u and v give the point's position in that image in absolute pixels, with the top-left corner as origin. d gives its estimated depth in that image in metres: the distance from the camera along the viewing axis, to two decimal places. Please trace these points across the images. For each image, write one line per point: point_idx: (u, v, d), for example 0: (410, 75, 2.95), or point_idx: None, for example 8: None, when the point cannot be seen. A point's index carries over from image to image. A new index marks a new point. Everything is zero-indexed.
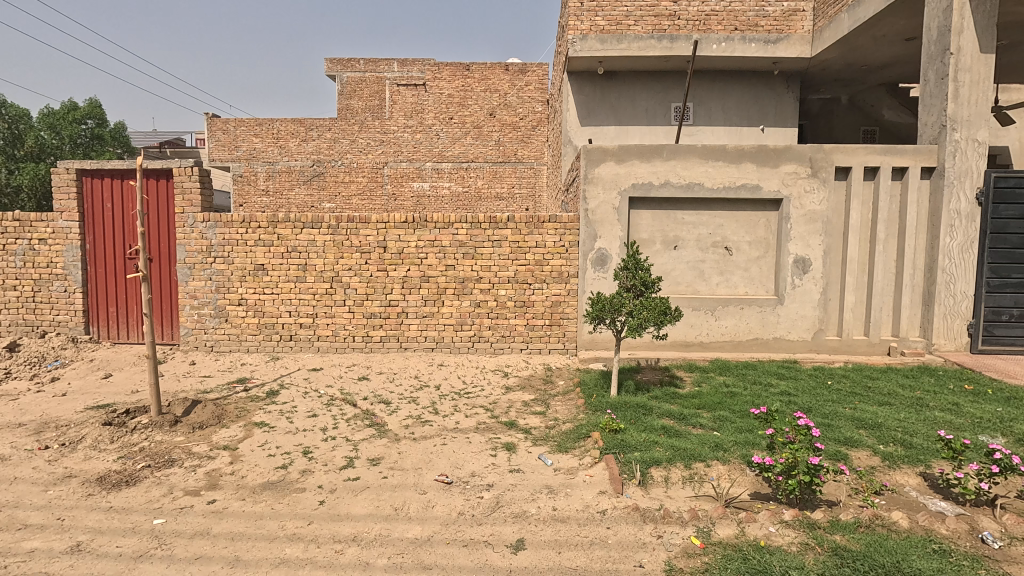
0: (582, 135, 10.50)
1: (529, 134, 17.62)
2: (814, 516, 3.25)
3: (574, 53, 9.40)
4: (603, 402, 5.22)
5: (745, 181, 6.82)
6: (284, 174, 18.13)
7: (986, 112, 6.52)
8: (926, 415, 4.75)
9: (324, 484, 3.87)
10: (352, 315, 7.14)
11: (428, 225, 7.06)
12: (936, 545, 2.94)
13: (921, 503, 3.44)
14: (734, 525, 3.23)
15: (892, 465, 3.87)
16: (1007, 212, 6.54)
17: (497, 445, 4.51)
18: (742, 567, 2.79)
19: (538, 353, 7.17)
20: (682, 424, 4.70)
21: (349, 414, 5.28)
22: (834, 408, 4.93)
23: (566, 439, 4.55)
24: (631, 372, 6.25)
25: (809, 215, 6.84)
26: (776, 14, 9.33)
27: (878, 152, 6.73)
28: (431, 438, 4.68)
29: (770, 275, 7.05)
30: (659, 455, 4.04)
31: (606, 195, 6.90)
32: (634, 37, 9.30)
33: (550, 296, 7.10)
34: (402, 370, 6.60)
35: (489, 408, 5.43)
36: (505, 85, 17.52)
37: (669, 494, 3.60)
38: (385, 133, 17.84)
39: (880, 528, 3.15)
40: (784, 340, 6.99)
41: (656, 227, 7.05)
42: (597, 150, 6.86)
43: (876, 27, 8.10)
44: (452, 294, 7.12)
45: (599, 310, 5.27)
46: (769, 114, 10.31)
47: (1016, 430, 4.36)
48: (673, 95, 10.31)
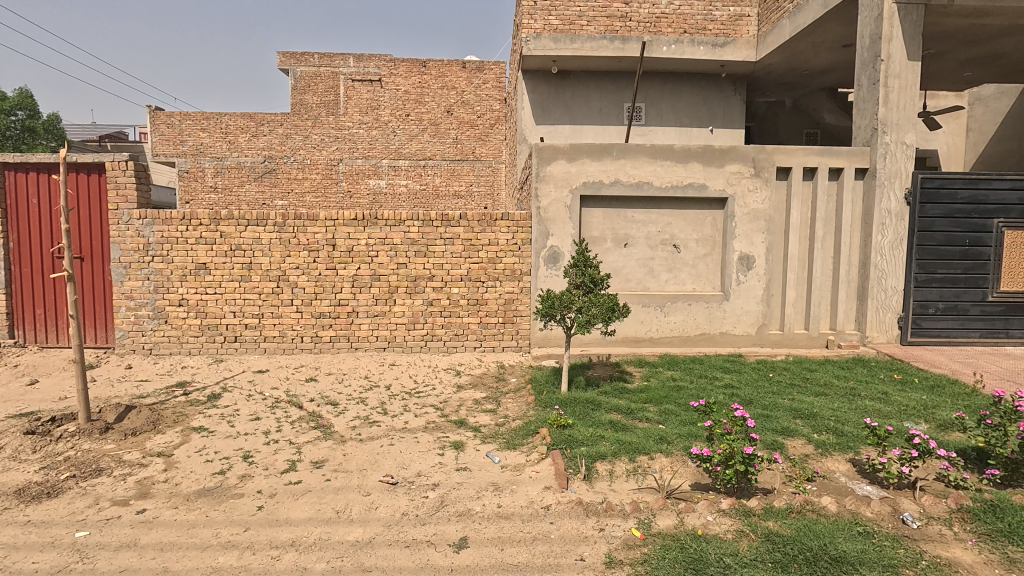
0: (536, 133, 10.53)
1: (486, 132, 17.62)
2: (749, 504, 3.36)
3: (528, 51, 9.40)
4: (553, 398, 5.24)
5: (691, 180, 6.99)
6: (233, 170, 17.50)
7: (913, 117, 6.89)
8: (857, 404, 4.99)
9: (263, 488, 3.75)
10: (301, 316, 6.96)
11: (378, 222, 6.92)
12: (860, 528, 3.09)
13: (849, 487, 3.60)
14: (674, 516, 3.30)
15: (824, 452, 4.04)
16: (932, 211, 6.93)
17: (446, 444, 4.48)
18: (680, 556, 2.85)
19: (491, 352, 7.17)
20: (629, 417, 4.79)
21: (293, 416, 5.14)
22: (773, 399, 5.11)
23: (515, 436, 4.56)
24: (582, 368, 6.32)
25: (752, 213, 7.06)
26: (722, 19, 9.61)
27: (816, 153, 7.01)
28: (378, 439, 4.60)
29: (716, 272, 7.25)
30: (604, 449, 4.09)
31: (558, 193, 6.95)
32: (586, 37, 9.38)
33: (502, 294, 7.11)
34: (351, 371, 6.47)
35: (439, 407, 5.39)
36: (462, 83, 17.45)
37: (613, 487, 3.66)
38: (340, 129, 17.48)
39: (810, 513, 3.28)
40: (729, 334, 7.21)
41: (607, 225, 7.14)
42: (549, 148, 6.89)
43: (815, 33, 8.43)
44: (403, 292, 7.02)
45: (549, 307, 5.28)
46: (718, 115, 10.59)
47: (938, 415, 4.63)
48: (625, 95, 10.48)
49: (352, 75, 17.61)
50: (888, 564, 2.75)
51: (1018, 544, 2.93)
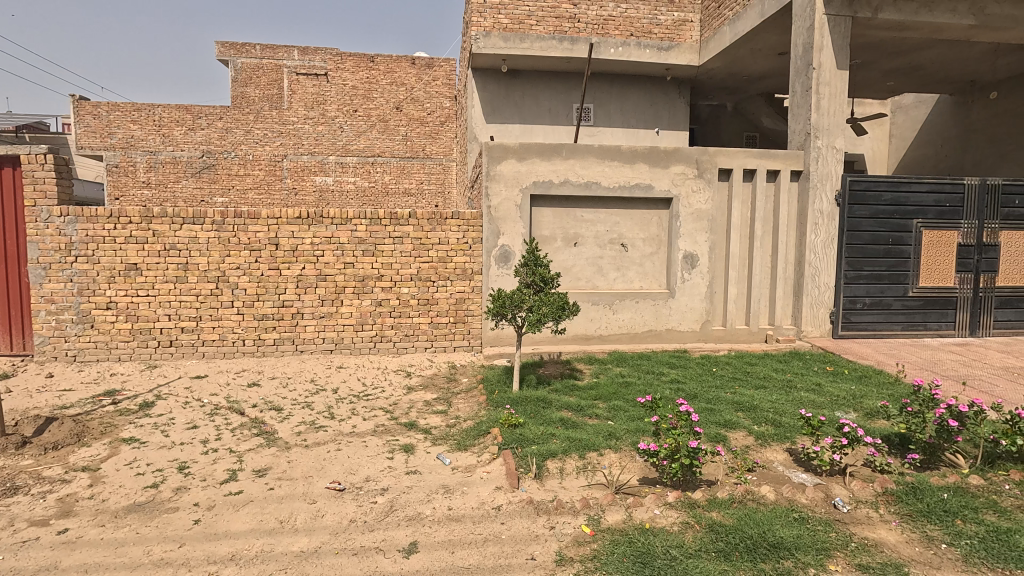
0: (486, 132, 10.49)
1: (437, 129, 17.45)
2: (693, 496, 3.46)
3: (477, 49, 9.35)
4: (504, 398, 5.24)
5: (638, 181, 7.15)
6: (167, 164, 16.60)
7: (842, 122, 7.29)
8: (794, 396, 5.24)
9: (200, 501, 3.57)
10: (242, 318, 6.67)
11: (324, 221, 6.71)
12: (796, 514, 3.24)
13: (786, 476, 3.77)
14: (622, 511, 3.36)
15: (763, 443, 4.22)
16: (860, 212, 7.35)
17: (395, 447, 4.40)
18: (628, 550, 2.90)
19: (442, 351, 7.11)
20: (579, 415, 4.86)
21: (234, 423, 4.92)
22: (716, 393, 5.30)
23: (466, 437, 4.53)
24: (534, 367, 6.36)
25: (696, 213, 7.29)
26: (667, 23, 9.87)
27: (754, 156, 7.32)
28: (325, 445, 4.47)
29: (662, 270, 7.45)
30: (555, 447, 4.13)
31: (509, 191, 6.95)
32: (535, 37, 9.43)
33: (454, 293, 7.06)
34: (297, 374, 6.25)
35: (388, 410, 5.30)
36: (411, 79, 17.23)
37: (563, 485, 3.69)
38: (284, 124, 16.90)
39: (750, 502, 3.41)
40: (675, 331, 7.41)
41: (557, 225, 7.20)
42: (499, 147, 6.88)
43: (753, 41, 8.78)
44: (351, 293, 6.84)
45: (500, 306, 5.25)
46: (663, 117, 10.88)
47: (865, 404, 4.92)
48: (574, 96, 10.61)
49: (297, 69, 16.98)
50: (822, 547, 2.90)
51: (936, 522, 3.14)
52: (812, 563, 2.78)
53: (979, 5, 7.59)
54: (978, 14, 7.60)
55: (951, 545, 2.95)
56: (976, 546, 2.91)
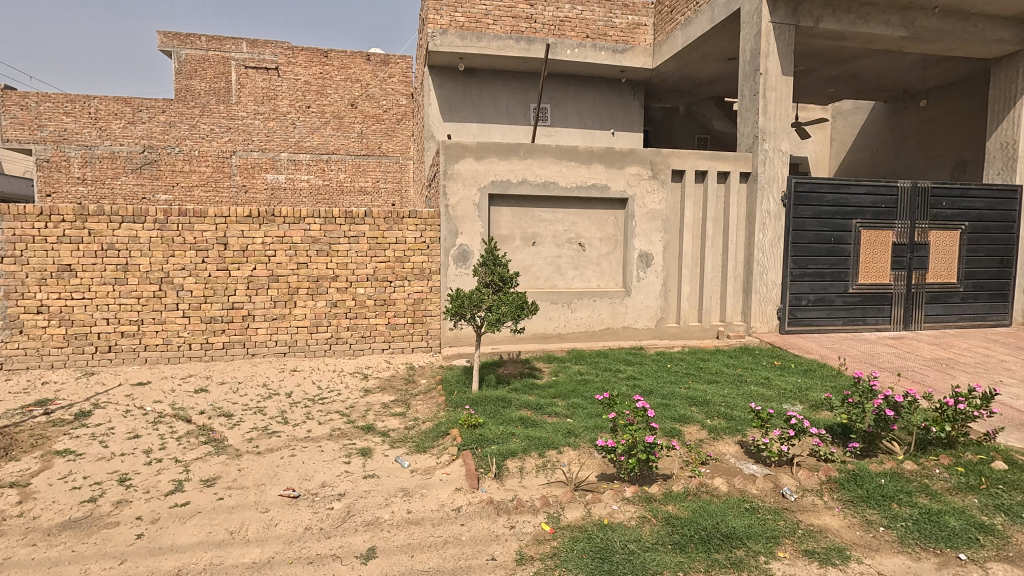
0: (443, 130, 10.40)
1: (393, 127, 17.20)
2: (650, 490, 3.54)
3: (434, 47, 9.26)
4: (463, 398, 5.21)
5: (594, 181, 7.24)
6: (105, 160, 15.72)
7: (787, 126, 7.60)
8: (744, 390, 5.43)
9: (143, 514, 3.39)
10: (188, 321, 6.39)
11: (276, 220, 6.49)
12: (747, 505, 3.35)
13: (738, 467, 3.90)
14: (581, 508, 3.39)
15: (715, 436, 4.35)
16: (804, 212, 7.68)
17: (352, 451, 4.31)
18: (587, 547, 2.93)
19: (400, 353, 7.01)
20: (539, 413, 4.88)
21: (180, 431, 4.70)
22: (672, 389, 5.43)
23: (424, 439, 4.48)
24: (493, 367, 6.35)
25: (651, 213, 7.46)
26: (622, 26, 10.05)
27: (705, 157, 7.54)
28: (278, 451, 4.33)
29: (619, 269, 7.57)
30: (514, 446, 4.14)
31: (466, 190, 6.91)
32: (492, 36, 9.42)
33: (411, 293, 6.97)
34: (248, 379, 6.03)
35: (345, 413, 5.18)
36: (367, 76, 16.90)
37: (523, 484, 3.70)
38: (232, 119, 16.30)
39: (704, 494, 3.51)
40: (632, 328, 7.56)
41: (516, 224, 7.22)
42: (457, 146, 6.83)
43: (704, 46, 9.05)
44: (305, 294, 6.65)
45: (458, 306, 5.20)
46: (619, 119, 11.08)
47: (810, 397, 5.15)
48: (531, 96, 10.65)
49: (244, 61, 16.51)
50: (771, 536, 3.01)
51: (875, 507, 3.32)
52: (762, 551, 2.88)
53: (910, 18, 8.05)
54: (909, 26, 8.06)
55: (888, 528, 3.12)
56: (910, 527, 3.10)
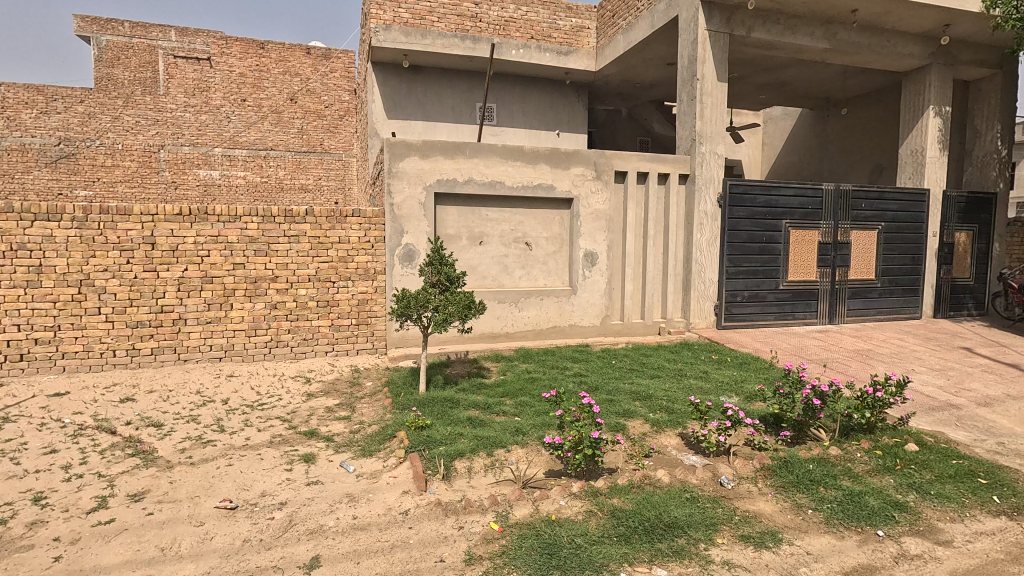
0: (387, 128, 10.21)
1: (336, 123, 16.74)
2: (596, 484, 3.61)
3: (377, 43, 9.07)
4: (411, 399, 5.15)
5: (540, 181, 7.31)
6: (14, 152, 14.40)
7: (722, 130, 7.94)
8: (684, 383, 5.65)
9: (62, 535, 3.15)
10: (112, 326, 5.99)
11: (209, 218, 6.18)
12: (688, 494, 3.48)
13: (679, 459, 4.04)
14: (529, 505, 3.42)
15: (658, 429, 4.49)
16: (739, 213, 8.05)
17: (294, 458, 4.16)
18: (535, 543, 2.96)
19: (345, 355, 6.84)
20: (487, 413, 4.88)
21: (104, 444, 4.40)
22: (616, 384, 5.57)
23: (370, 442, 4.39)
24: (440, 367, 6.29)
25: (595, 213, 7.60)
26: (565, 28, 10.22)
27: (646, 159, 7.77)
28: (213, 461, 4.13)
29: (565, 268, 7.68)
30: (463, 446, 4.12)
31: (412, 189, 6.81)
32: (437, 34, 9.33)
33: (356, 294, 6.81)
34: (179, 387, 5.70)
35: (287, 419, 5.00)
36: (307, 70, 16.39)
37: (471, 484, 3.69)
38: (160, 111, 15.40)
39: (648, 486, 3.62)
40: (578, 326, 7.68)
41: (462, 223, 7.18)
42: (401, 144, 6.73)
43: (644, 51, 9.32)
44: (242, 296, 6.37)
45: (405, 306, 5.12)
46: (563, 120, 11.24)
47: (745, 388, 5.42)
48: (477, 95, 10.63)
49: (173, 51, 15.55)
50: (710, 523, 3.14)
51: (804, 491, 3.53)
52: (702, 538, 3.00)
53: (832, 31, 8.59)
54: (831, 39, 8.59)
55: (816, 510, 3.33)
56: (835, 509, 3.31)
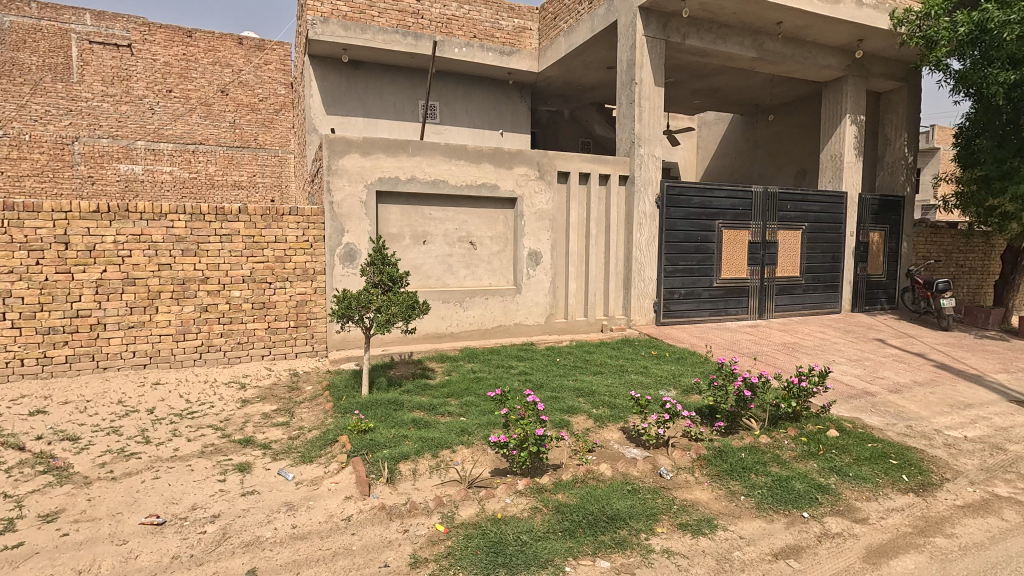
0: (326, 124, 9.89)
1: (271, 118, 16.15)
2: (541, 481, 3.65)
3: (315, 36, 8.78)
4: (353, 403, 5.03)
5: (484, 180, 7.31)
6: None
7: (659, 133, 8.22)
8: (626, 378, 5.82)
9: None
10: (19, 333, 5.50)
11: (130, 215, 5.79)
12: (630, 486, 3.58)
13: (621, 452, 4.14)
14: (475, 504, 3.41)
15: (601, 424, 4.60)
16: (675, 213, 8.35)
17: (228, 468, 3.97)
18: (482, 542, 2.96)
19: (282, 359, 6.59)
20: (432, 414, 4.83)
21: (10, 462, 4.03)
22: (561, 381, 5.66)
23: (311, 448, 4.26)
24: (383, 369, 6.17)
25: (539, 213, 7.68)
26: (508, 29, 10.28)
27: (588, 160, 7.93)
28: (138, 474, 3.87)
29: (509, 267, 7.72)
30: (407, 448, 4.07)
31: (352, 187, 6.64)
32: (378, 29, 9.14)
33: (294, 295, 6.57)
34: (98, 397, 5.30)
35: (220, 427, 4.76)
36: (239, 61, 15.71)
37: (416, 486, 3.64)
38: (74, 100, 14.23)
39: (591, 480, 3.70)
40: (523, 325, 7.73)
41: (405, 222, 7.08)
42: (341, 140, 6.55)
43: (585, 53, 9.50)
44: (168, 298, 6.01)
45: (345, 308, 5.00)
46: (507, 120, 11.29)
47: (683, 382, 5.64)
48: (419, 92, 10.50)
49: (89, 36, 14.39)
50: (651, 514, 3.25)
51: (736, 478, 3.71)
52: (643, 529, 3.10)
53: (759, 41, 9.06)
54: (759, 48, 9.06)
55: (747, 496, 3.50)
56: (765, 494, 3.50)
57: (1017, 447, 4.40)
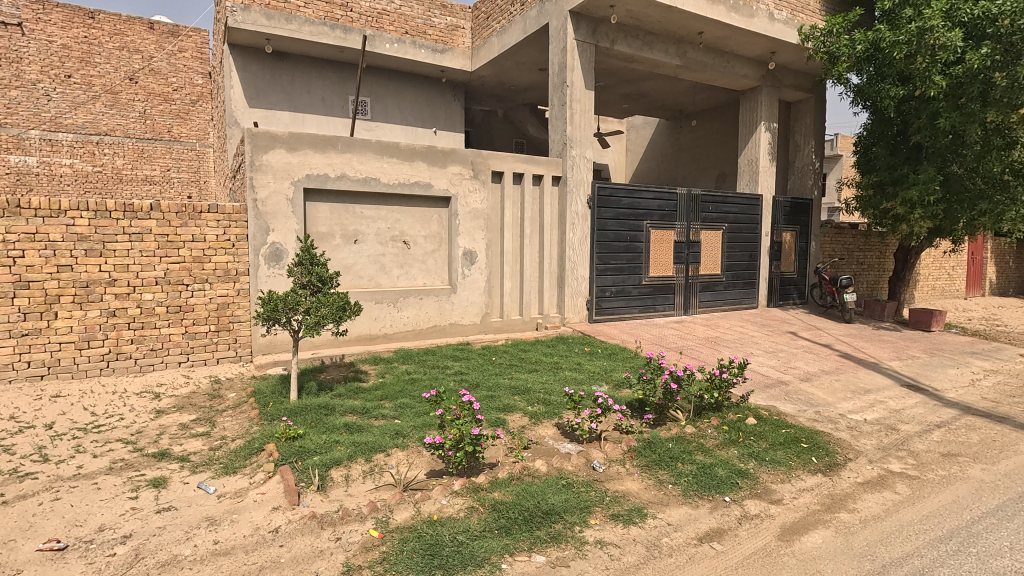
0: (249, 117, 9.40)
1: (187, 109, 15.19)
2: (477, 480, 3.66)
3: (235, 24, 8.32)
4: (281, 409, 4.82)
5: (417, 179, 7.22)
6: None
7: (590, 136, 8.43)
8: (560, 375, 5.94)
9: None
10: None
11: (23, 212, 5.26)
12: (564, 481, 3.66)
13: (556, 448, 4.21)
14: (411, 507, 3.37)
15: (536, 421, 4.66)
16: (606, 213, 8.60)
17: (141, 484, 3.69)
18: (418, 545, 2.92)
19: (202, 365, 6.21)
20: (365, 417, 4.72)
21: None
22: (496, 380, 5.69)
23: (234, 459, 4.04)
24: (313, 373, 5.95)
25: (473, 212, 7.68)
26: (440, 27, 10.19)
27: (521, 161, 8.01)
28: (35, 497, 3.52)
29: (444, 267, 7.66)
30: (339, 454, 3.95)
31: (277, 184, 6.35)
32: (304, 20, 8.80)
33: (214, 298, 6.21)
34: None
35: (131, 441, 4.42)
36: (150, 47, 14.66)
37: (349, 492, 3.54)
38: None
39: (527, 477, 3.75)
40: (458, 324, 7.70)
41: (335, 221, 6.85)
42: (265, 134, 6.24)
43: (518, 55, 9.59)
44: (70, 303, 5.51)
45: (271, 310, 4.78)
46: (440, 118, 11.19)
47: (614, 377, 5.82)
48: (349, 87, 10.21)
49: None
50: (584, 506, 3.33)
51: (664, 467, 3.87)
52: (577, 521, 3.17)
53: (682, 50, 9.50)
54: (682, 56, 9.50)
55: (674, 484, 3.67)
56: (691, 481, 3.67)
57: (907, 426, 4.88)
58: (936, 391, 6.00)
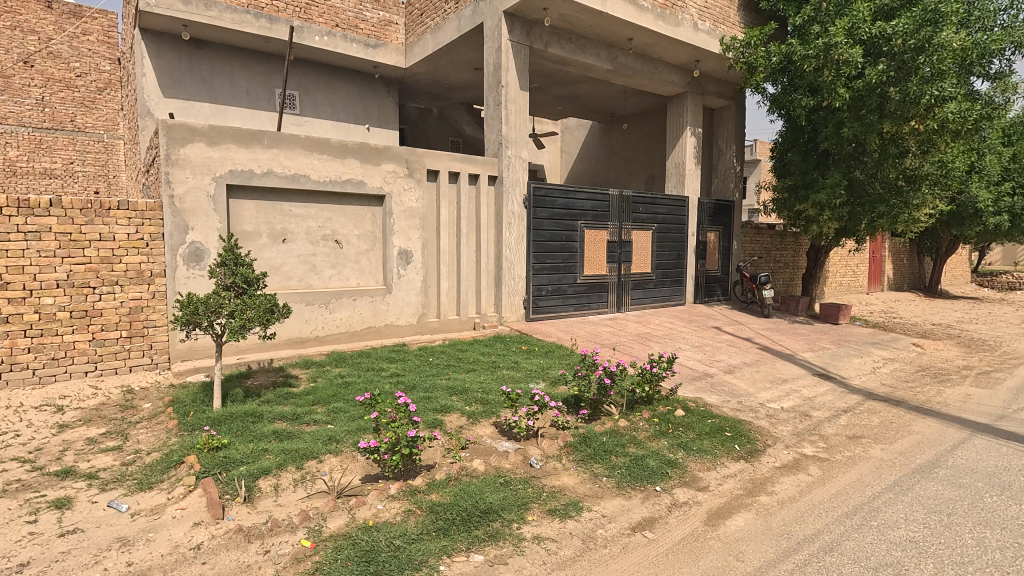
0: (164, 108, 8.80)
1: (92, 97, 13.99)
2: (414, 483, 3.61)
3: (146, 7, 7.75)
4: (203, 418, 4.55)
5: (349, 176, 7.01)
6: None
7: (525, 136, 8.51)
8: (497, 374, 5.96)
9: None
10: None
11: None
12: (502, 479, 3.68)
13: (494, 446, 4.22)
14: (345, 514, 3.27)
15: (473, 421, 4.65)
16: (542, 213, 8.71)
17: (41, 506, 3.37)
18: (353, 553, 2.84)
19: (113, 374, 5.74)
20: (295, 424, 4.53)
21: None
22: (433, 381, 5.63)
23: (150, 473, 3.77)
24: (239, 379, 5.66)
25: (408, 211, 7.56)
26: (372, 21, 9.96)
27: (457, 160, 7.97)
28: None
29: (378, 267, 7.49)
30: (268, 463, 3.78)
31: (196, 180, 5.98)
32: (225, 7, 8.35)
33: (125, 301, 5.76)
34: None
35: (28, 459, 4.02)
36: (47, 28, 13.37)
37: (279, 502, 3.39)
38: None
39: (465, 477, 3.74)
40: (394, 325, 7.56)
41: (261, 219, 6.54)
42: (181, 127, 5.86)
43: (452, 53, 9.53)
44: None
45: (190, 314, 4.48)
46: (373, 114, 10.94)
47: (550, 374, 5.91)
48: (275, 80, 9.77)
49: None
50: (522, 503, 3.37)
51: (599, 461, 3.98)
52: (514, 519, 3.20)
53: (613, 55, 9.78)
54: (613, 61, 9.79)
55: (609, 477, 3.77)
56: (624, 473, 3.79)
57: (819, 412, 5.27)
58: (843, 379, 6.51)
